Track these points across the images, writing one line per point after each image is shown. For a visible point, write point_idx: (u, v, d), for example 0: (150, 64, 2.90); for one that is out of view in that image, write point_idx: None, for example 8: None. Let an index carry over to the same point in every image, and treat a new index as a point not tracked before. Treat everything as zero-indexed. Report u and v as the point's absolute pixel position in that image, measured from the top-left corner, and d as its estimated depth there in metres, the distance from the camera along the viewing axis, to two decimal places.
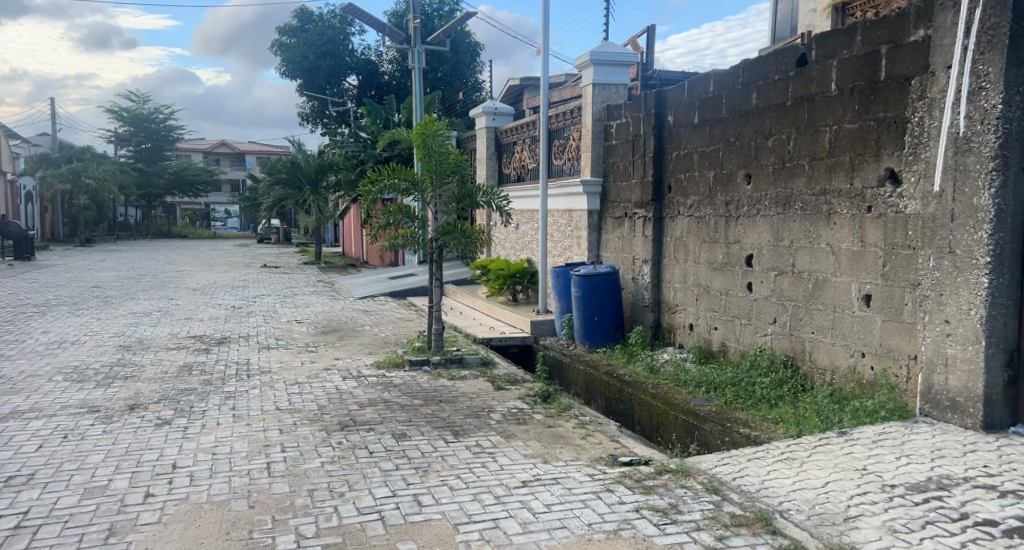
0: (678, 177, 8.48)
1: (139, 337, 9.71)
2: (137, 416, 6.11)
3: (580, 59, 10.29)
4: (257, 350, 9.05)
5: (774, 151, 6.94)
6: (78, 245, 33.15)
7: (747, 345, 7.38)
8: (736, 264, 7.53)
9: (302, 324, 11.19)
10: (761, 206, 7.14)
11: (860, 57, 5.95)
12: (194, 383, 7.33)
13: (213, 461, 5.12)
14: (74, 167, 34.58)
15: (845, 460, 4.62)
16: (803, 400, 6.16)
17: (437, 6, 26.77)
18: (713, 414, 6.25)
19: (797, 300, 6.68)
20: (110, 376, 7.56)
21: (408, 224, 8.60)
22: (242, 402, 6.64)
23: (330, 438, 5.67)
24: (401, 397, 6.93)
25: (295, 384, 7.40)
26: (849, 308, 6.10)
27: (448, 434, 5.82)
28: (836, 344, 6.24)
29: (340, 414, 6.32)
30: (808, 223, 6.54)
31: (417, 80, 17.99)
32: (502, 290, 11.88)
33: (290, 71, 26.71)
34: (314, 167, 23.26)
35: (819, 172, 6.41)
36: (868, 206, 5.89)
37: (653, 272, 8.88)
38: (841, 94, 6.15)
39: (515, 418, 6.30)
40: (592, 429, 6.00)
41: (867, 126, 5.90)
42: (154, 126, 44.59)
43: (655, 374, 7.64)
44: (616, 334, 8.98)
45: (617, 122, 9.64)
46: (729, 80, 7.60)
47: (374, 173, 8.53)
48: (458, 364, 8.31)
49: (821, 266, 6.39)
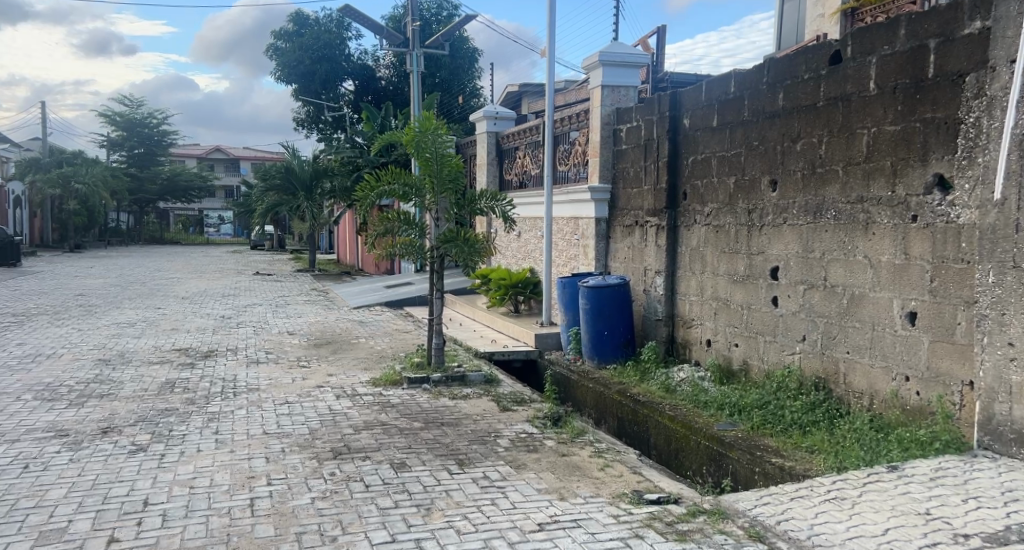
0: (694, 183, 7.98)
1: (119, 351, 9.13)
2: (109, 442, 5.56)
3: (588, 60, 9.76)
4: (245, 365, 8.49)
5: (804, 155, 6.45)
6: (67, 251, 32.50)
7: (772, 364, 6.87)
8: (760, 276, 7.02)
9: (294, 336, 10.65)
10: (788, 215, 6.63)
11: (904, 53, 5.46)
12: (175, 402, 6.77)
13: (189, 497, 4.58)
14: (63, 172, 33.90)
15: (904, 501, 4.08)
16: (839, 427, 5.66)
17: (435, 11, 26.33)
18: (740, 440, 5.78)
19: (830, 316, 6.17)
20: (83, 395, 6.99)
21: (407, 232, 8.06)
22: (226, 425, 6.09)
23: (322, 469, 5.12)
24: (400, 419, 6.39)
25: (284, 404, 6.85)
26: (890, 327, 5.59)
27: (453, 464, 5.29)
28: (875, 366, 5.72)
29: (332, 440, 5.77)
30: (843, 233, 6.04)
31: (416, 83, 17.46)
32: (504, 301, 11.39)
33: (285, 76, 26.26)
34: (308, 172, 22.75)
35: (855, 178, 5.92)
36: (912, 216, 5.39)
37: (666, 285, 8.36)
38: (881, 94, 5.66)
39: (524, 445, 5.75)
40: (611, 459, 5.45)
41: (911, 128, 5.40)
42: (147, 131, 44.03)
43: (671, 395, 7.13)
44: (626, 348, 8.46)
45: (627, 125, 9.13)
46: (752, 81, 7.10)
47: (371, 179, 8.01)
48: (460, 382, 7.76)
49: (858, 280, 5.89)
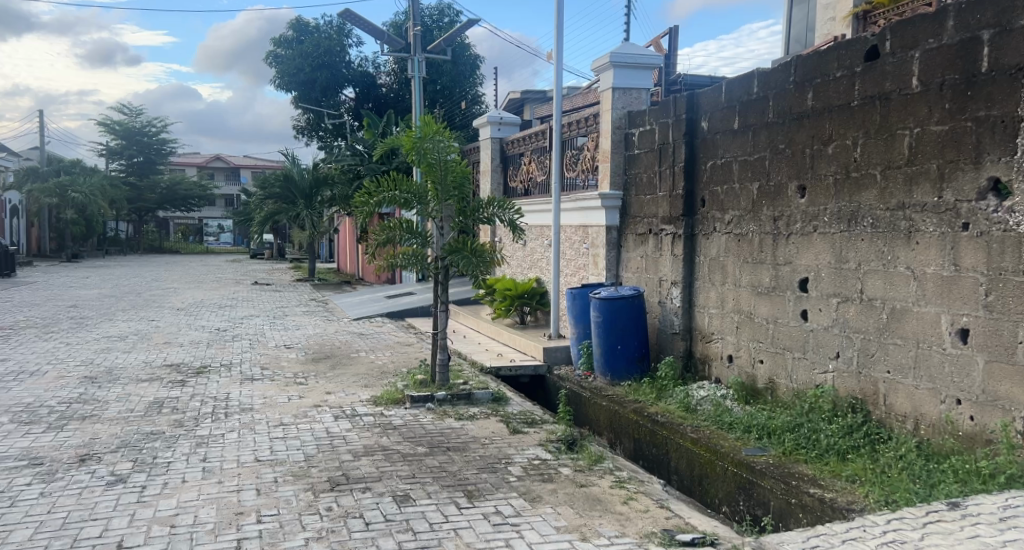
0: (713, 190, 7.52)
1: (108, 367, 8.65)
2: (85, 472, 5.08)
3: (597, 61, 9.26)
4: (238, 383, 8.00)
5: (836, 159, 6.00)
6: (65, 261, 32.02)
7: (802, 383, 6.40)
8: (787, 288, 6.56)
9: (291, 350, 10.17)
10: (819, 222, 6.18)
11: (952, 46, 5.04)
12: (162, 425, 6.30)
13: (169, 539, 4.12)
14: (61, 181, 33.42)
15: (974, 546, 3.64)
16: (882, 454, 5.24)
17: (436, 18, 25.98)
18: (772, 468, 5.36)
19: (868, 332, 5.73)
20: (64, 417, 6.51)
21: (409, 242, 7.63)
22: (215, 451, 5.62)
23: (317, 503, 4.66)
24: (402, 444, 5.90)
25: (279, 426, 6.39)
26: (938, 344, 5.16)
27: (461, 497, 4.81)
28: (921, 388, 5.29)
29: (329, 469, 5.29)
30: (881, 242, 5.60)
31: (417, 89, 16.53)
32: (509, 312, 10.90)
33: (285, 84, 25.85)
34: (308, 181, 22.26)
35: (895, 183, 5.49)
36: (963, 223, 4.98)
37: (683, 296, 7.89)
38: (926, 91, 5.23)
39: (538, 474, 5.27)
40: (634, 491, 4.98)
41: (961, 127, 4.99)
42: (147, 140, 43.65)
43: (693, 415, 6.66)
44: (641, 364, 7.99)
45: (640, 129, 8.67)
46: (776, 79, 6.66)
47: (371, 185, 7.57)
48: (466, 401, 7.27)
49: (900, 294, 5.44)
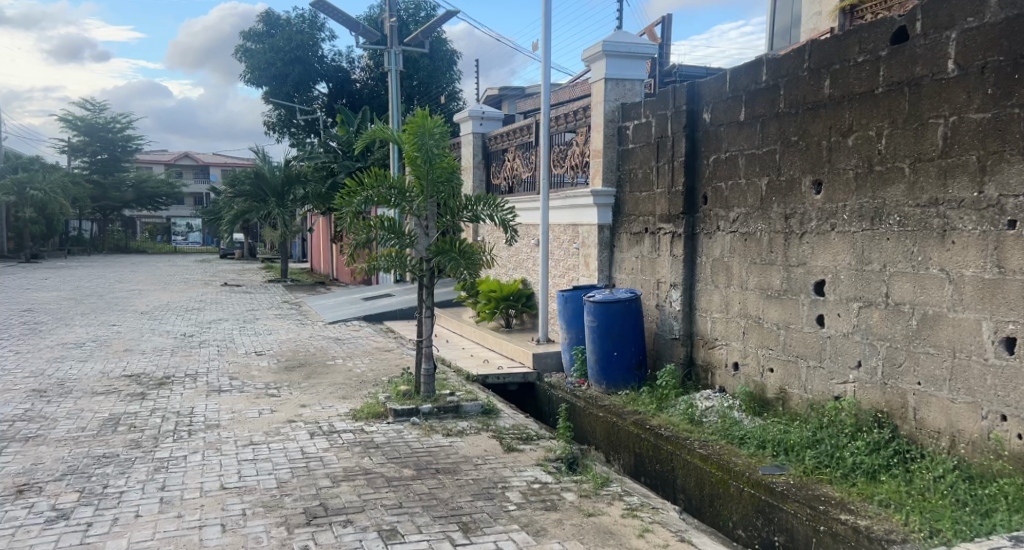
0: (717, 185, 7.01)
1: (59, 379, 7.94)
2: (22, 507, 4.46)
3: (587, 51, 8.70)
4: (204, 396, 7.35)
5: (856, 151, 5.53)
6: (23, 262, 30.85)
7: (817, 394, 5.92)
8: (801, 292, 6.07)
9: (262, 358, 9.51)
10: (837, 220, 5.70)
11: (996, 25, 4.61)
12: (117, 446, 5.67)
13: None
14: (18, 178, 32.18)
15: None
16: (917, 474, 4.78)
17: (413, 12, 25.33)
18: (795, 490, 4.87)
19: (894, 340, 5.26)
20: (5, 438, 5.84)
21: (389, 242, 7.01)
22: (175, 477, 5.02)
23: (291, 542, 4.10)
24: (386, 466, 5.32)
25: (249, 446, 5.79)
26: (978, 354, 4.73)
27: (455, 531, 4.27)
28: (957, 401, 4.85)
29: (305, 497, 4.71)
30: (910, 242, 5.13)
31: (393, 84, 15.86)
32: (494, 315, 10.38)
33: (254, 79, 25.00)
34: (280, 179, 21.41)
35: (926, 176, 5.03)
36: (1009, 221, 4.56)
37: (684, 299, 7.38)
38: (964, 75, 4.79)
39: (539, 501, 4.73)
40: (649, 521, 4.48)
41: (1006, 115, 4.57)
42: (111, 137, 42.42)
43: (699, 428, 6.14)
44: (638, 372, 7.48)
45: (635, 122, 8.14)
46: (787, 65, 6.16)
47: (352, 182, 6.98)
48: (454, 415, 6.72)
49: (932, 298, 4.99)
